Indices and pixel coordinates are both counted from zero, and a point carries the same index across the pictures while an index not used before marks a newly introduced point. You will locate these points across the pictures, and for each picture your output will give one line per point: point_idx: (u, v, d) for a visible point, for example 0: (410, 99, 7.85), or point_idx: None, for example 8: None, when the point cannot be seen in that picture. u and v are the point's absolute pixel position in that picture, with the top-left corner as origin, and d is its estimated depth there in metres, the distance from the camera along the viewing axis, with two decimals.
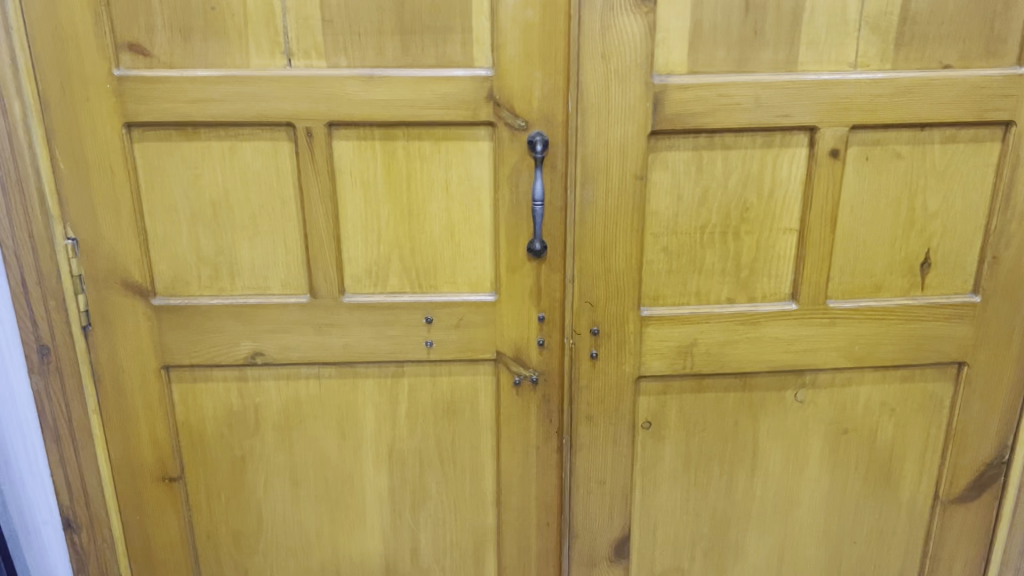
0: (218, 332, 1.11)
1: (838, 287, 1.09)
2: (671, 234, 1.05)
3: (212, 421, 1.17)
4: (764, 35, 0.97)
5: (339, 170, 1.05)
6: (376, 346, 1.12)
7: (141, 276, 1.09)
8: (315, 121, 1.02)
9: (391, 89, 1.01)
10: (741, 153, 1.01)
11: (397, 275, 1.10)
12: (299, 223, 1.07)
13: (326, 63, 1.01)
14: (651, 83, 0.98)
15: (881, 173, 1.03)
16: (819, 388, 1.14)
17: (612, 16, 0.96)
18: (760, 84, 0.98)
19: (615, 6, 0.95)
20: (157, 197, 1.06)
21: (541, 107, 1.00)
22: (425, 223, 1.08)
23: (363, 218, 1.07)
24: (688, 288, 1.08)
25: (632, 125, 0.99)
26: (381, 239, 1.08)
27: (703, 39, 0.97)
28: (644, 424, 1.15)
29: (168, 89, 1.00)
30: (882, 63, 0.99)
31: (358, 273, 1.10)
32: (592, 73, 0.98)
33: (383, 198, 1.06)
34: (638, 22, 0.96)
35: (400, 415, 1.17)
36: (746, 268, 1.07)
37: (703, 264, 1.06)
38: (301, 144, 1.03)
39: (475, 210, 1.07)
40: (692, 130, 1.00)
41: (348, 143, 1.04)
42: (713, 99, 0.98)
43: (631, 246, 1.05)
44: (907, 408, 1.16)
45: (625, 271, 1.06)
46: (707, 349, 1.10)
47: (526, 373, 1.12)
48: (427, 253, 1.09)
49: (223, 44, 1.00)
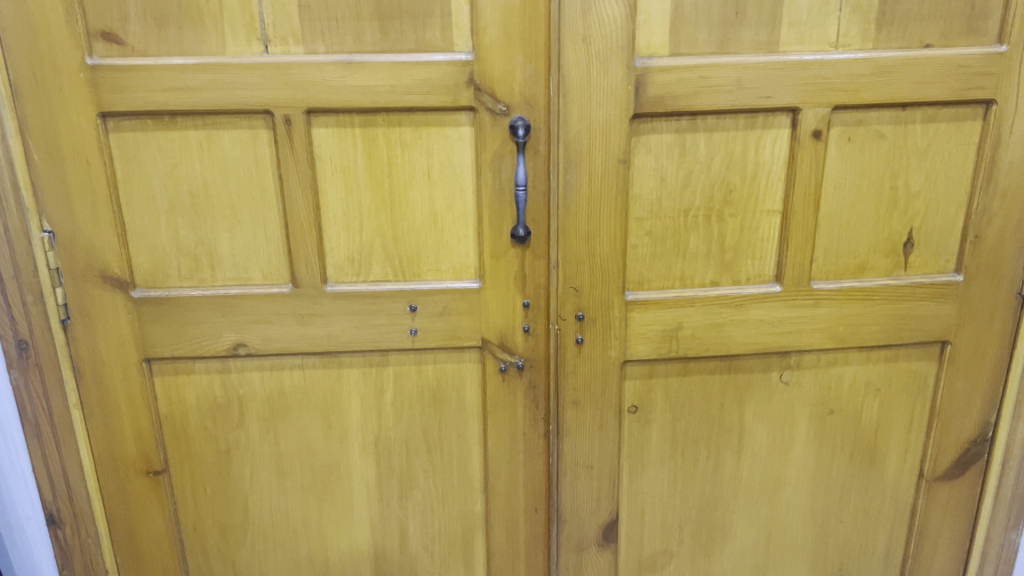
0: (200, 324, 1.10)
1: (822, 268, 1.09)
2: (655, 218, 1.05)
3: (196, 413, 1.15)
4: (746, 16, 0.96)
5: (319, 157, 1.04)
6: (360, 335, 1.11)
7: (120, 269, 1.07)
8: (293, 108, 1.01)
9: (370, 75, 0.99)
10: (724, 135, 1.01)
11: (381, 263, 1.09)
12: (280, 212, 1.06)
13: (303, 49, 0.99)
14: (633, 65, 0.97)
15: (863, 153, 1.03)
16: (804, 369, 1.14)
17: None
18: (742, 65, 0.97)
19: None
20: (134, 188, 1.04)
21: (522, 91, 0.99)
22: (408, 210, 1.07)
23: (345, 206, 1.06)
24: (672, 272, 1.07)
25: (614, 108, 0.99)
26: (363, 228, 1.07)
27: (685, 20, 0.96)
28: (630, 408, 1.15)
29: (142, 78, 0.98)
30: (864, 43, 0.98)
31: (340, 262, 1.09)
32: (573, 56, 0.97)
33: (365, 185, 1.05)
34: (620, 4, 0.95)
35: (385, 403, 1.16)
36: (731, 250, 1.07)
37: (688, 247, 1.06)
38: (280, 132, 1.01)
39: (458, 196, 1.06)
40: (675, 112, 0.99)
41: (327, 130, 1.03)
42: (696, 81, 0.97)
43: (615, 231, 1.04)
44: (891, 388, 1.16)
45: (609, 256, 1.05)
46: (693, 332, 1.09)
47: (511, 360, 1.12)
48: (410, 241, 1.08)
49: (198, 31, 0.98)
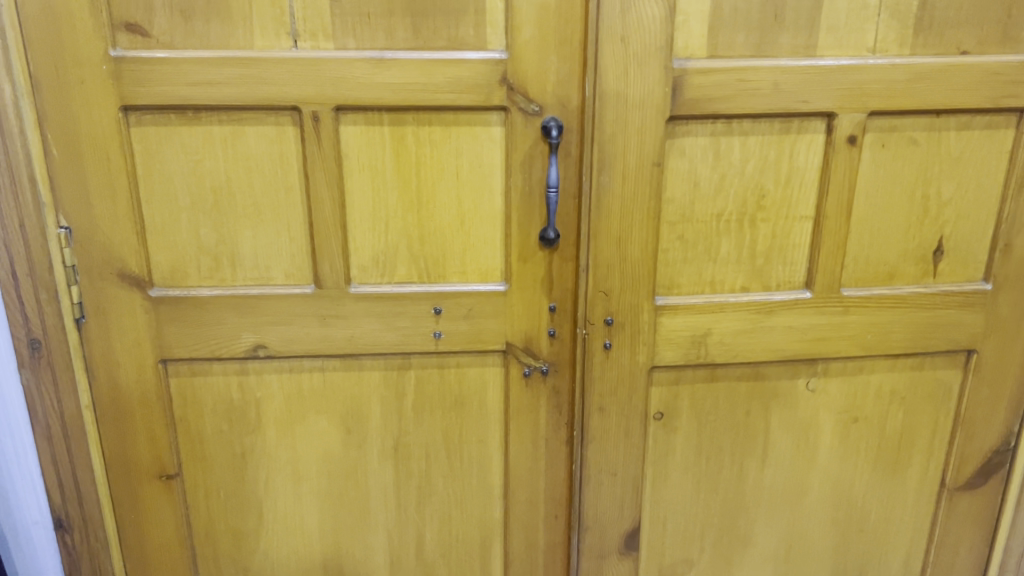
0: (219, 324, 1.07)
1: (852, 275, 1.08)
2: (687, 222, 1.03)
3: (212, 416, 1.13)
4: (785, 19, 0.95)
5: (346, 156, 1.02)
6: (383, 338, 1.09)
7: (138, 267, 1.04)
8: (322, 105, 0.98)
9: (401, 73, 0.97)
10: (758, 139, 1.00)
11: (406, 264, 1.07)
12: (304, 211, 1.04)
13: (333, 45, 0.97)
14: (670, 67, 0.96)
15: (896, 160, 1.02)
16: (831, 377, 1.13)
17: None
18: (780, 69, 0.96)
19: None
20: (155, 184, 1.02)
21: (556, 91, 0.98)
22: (435, 211, 1.05)
23: (371, 206, 1.04)
24: (703, 277, 1.06)
25: (649, 110, 0.97)
26: (389, 228, 1.05)
27: (724, 22, 0.95)
28: (656, 415, 1.13)
29: (167, 71, 0.96)
30: (901, 49, 0.98)
31: (364, 263, 1.07)
32: (610, 57, 0.96)
33: (392, 185, 1.03)
34: (658, 5, 0.93)
35: (406, 408, 1.14)
36: (762, 256, 1.05)
37: (718, 252, 1.05)
38: (307, 129, 0.99)
39: (486, 198, 1.05)
40: (710, 115, 0.98)
41: (355, 128, 1.00)
42: (733, 84, 0.96)
43: (646, 235, 1.03)
44: (916, 396, 1.15)
45: (640, 260, 1.04)
46: (722, 339, 1.08)
47: (536, 365, 1.11)
48: (436, 242, 1.06)
49: (226, 24, 0.96)
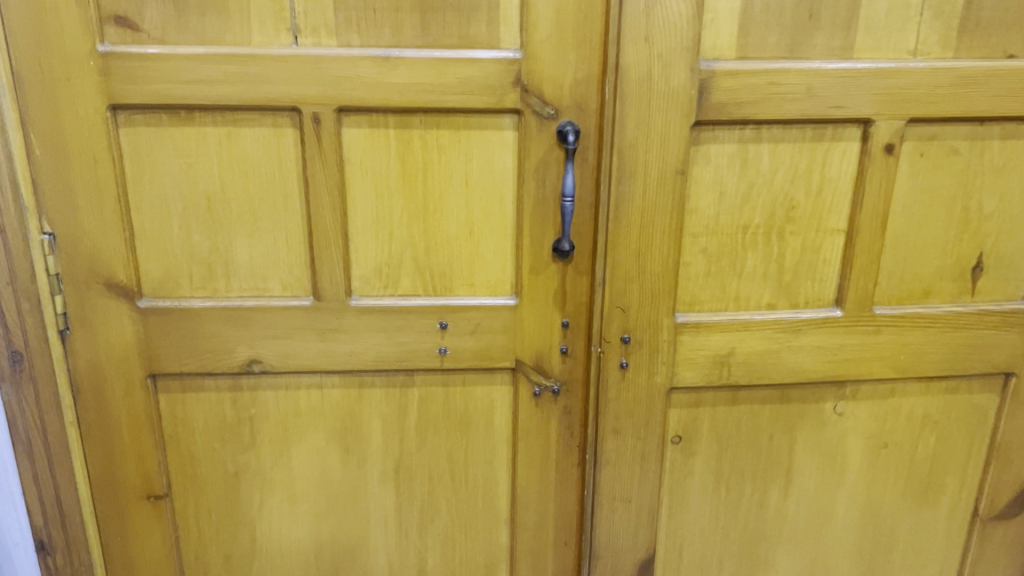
0: (212, 337, 1.01)
1: (886, 293, 1.01)
2: (711, 235, 0.97)
3: (204, 434, 1.06)
4: (820, 19, 0.89)
5: (348, 160, 0.95)
6: (385, 354, 1.03)
7: (126, 276, 0.98)
8: (323, 106, 0.92)
9: (408, 72, 0.91)
10: (789, 147, 0.93)
11: (410, 276, 1.01)
12: (303, 219, 0.98)
13: (336, 42, 0.91)
14: (696, 69, 0.89)
15: (936, 171, 0.96)
16: (860, 400, 1.06)
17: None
18: (814, 72, 0.90)
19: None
20: (145, 188, 0.96)
21: (573, 93, 0.92)
22: (442, 220, 0.99)
23: (374, 214, 0.98)
24: (727, 293, 0.99)
25: (673, 115, 0.91)
26: (393, 238, 0.99)
27: (755, 21, 0.88)
28: (674, 439, 1.07)
29: (159, 68, 0.90)
30: (944, 52, 0.91)
31: (366, 273, 1.00)
32: (632, 57, 0.89)
33: (397, 192, 0.97)
34: (685, 2, 0.87)
35: (409, 428, 1.07)
36: (790, 271, 0.99)
37: (744, 267, 0.98)
38: (308, 131, 0.93)
39: (497, 206, 0.98)
40: (738, 121, 0.91)
41: (359, 130, 0.94)
42: (764, 88, 0.90)
43: (668, 248, 0.96)
44: (950, 421, 1.09)
45: (660, 275, 0.97)
46: (746, 359, 1.02)
47: (547, 383, 1.04)
48: (443, 253, 1.00)
49: (222, 19, 0.89)
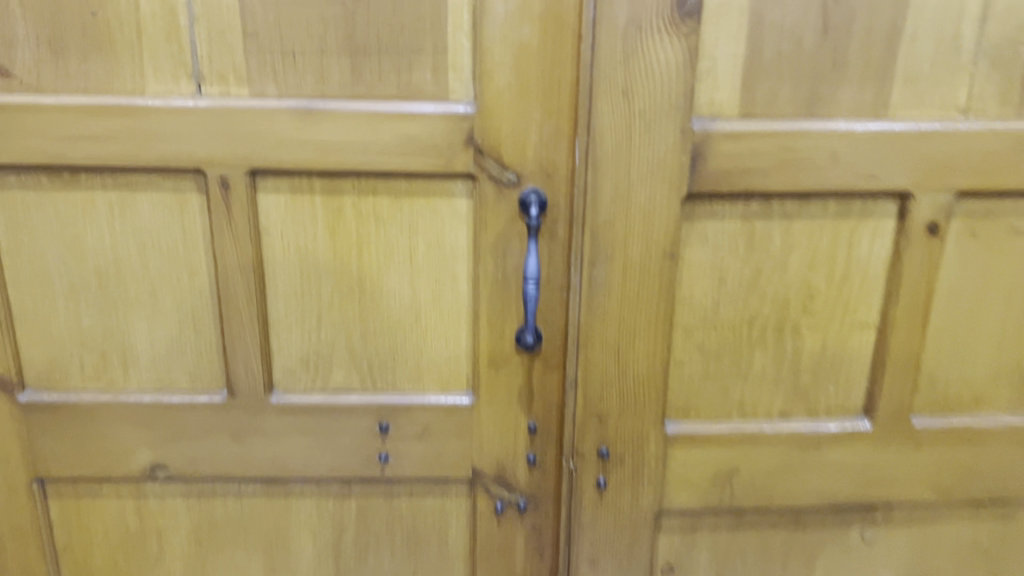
0: (108, 438, 0.85)
1: (926, 400, 0.82)
2: (710, 329, 0.78)
3: (103, 547, 0.90)
4: (847, 69, 0.71)
5: (266, 232, 0.79)
6: (315, 461, 0.86)
7: (3, 365, 0.82)
8: (232, 168, 0.76)
9: (335, 128, 0.74)
10: (806, 225, 0.75)
11: (344, 368, 0.83)
12: (214, 301, 0.81)
13: (248, 92, 0.74)
14: (690, 130, 0.71)
15: (991, 255, 0.77)
16: (894, 527, 0.87)
17: (637, 37, 0.69)
18: (838, 134, 0.71)
19: (643, 23, 0.69)
20: (24, 262, 0.79)
21: (537, 156, 0.74)
22: (381, 304, 0.81)
23: (299, 296, 0.81)
24: (728, 399, 0.81)
25: (661, 185, 0.73)
26: (323, 324, 0.82)
27: (763, 71, 0.70)
28: (664, 568, 0.88)
29: (32, 121, 0.74)
30: (1003, 110, 0.73)
31: (292, 365, 0.83)
32: (609, 114, 0.72)
33: (325, 270, 0.80)
34: (675, 47, 0.69)
35: (346, 545, 0.90)
36: (807, 374, 0.80)
37: (750, 368, 0.80)
38: (214, 197, 0.76)
39: (448, 289, 0.81)
40: (742, 193, 0.73)
41: (278, 197, 0.77)
42: (773, 154, 0.72)
43: (655, 345, 0.78)
44: (1005, 553, 0.89)
45: (646, 377, 0.79)
46: (752, 478, 0.83)
47: (510, 498, 0.86)
48: (384, 343, 0.83)
49: (108, 63, 0.73)
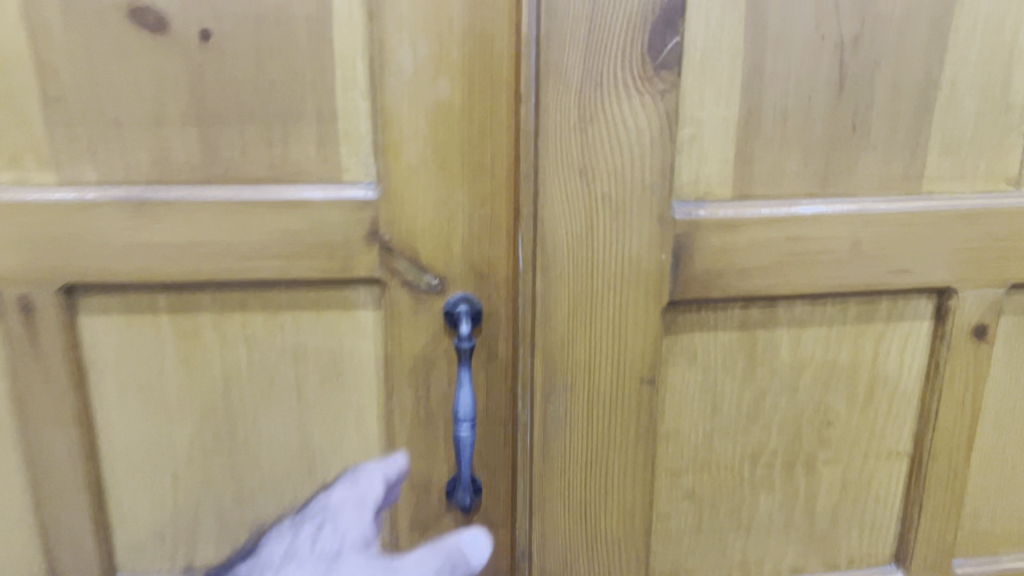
0: None
1: (969, 541, 0.65)
2: (700, 470, 0.60)
3: None
4: (868, 132, 0.53)
5: (93, 367, 0.57)
6: None
7: None
8: (38, 285, 0.54)
9: (184, 225, 0.54)
10: (819, 332, 0.58)
11: (215, 540, 0.62)
12: (24, 463, 0.58)
13: (56, 179, 0.53)
14: (671, 219, 0.53)
15: None
16: None
17: (599, 99, 0.50)
18: (860, 217, 0.54)
19: (607, 79, 0.50)
20: None
21: (465, 253, 0.56)
22: (262, 453, 0.60)
23: (146, 450, 0.59)
24: (726, 555, 0.62)
25: (634, 292, 0.54)
26: (182, 485, 0.60)
27: (762, 137, 0.53)
28: None
29: None
30: None
31: (141, 541, 0.61)
32: (563, 202, 0.52)
33: (181, 413, 0.59)
34: (650, 111, 0.51)
35: None
36: (824, 518, 0.62)
37: (752, 515, 0.62)
38: (13, 326, 0.55)
39: (354, 428, 0.60)
40: (739, 297, 0.55)
41: (107, 320, 0.56)
42: (780, 246, 0.54)
43: (632, 497, 0.59)
44: None
45: (622, 540, 0.60)
46: None
47: None
48: (268, 504, 0.61)
49: None
